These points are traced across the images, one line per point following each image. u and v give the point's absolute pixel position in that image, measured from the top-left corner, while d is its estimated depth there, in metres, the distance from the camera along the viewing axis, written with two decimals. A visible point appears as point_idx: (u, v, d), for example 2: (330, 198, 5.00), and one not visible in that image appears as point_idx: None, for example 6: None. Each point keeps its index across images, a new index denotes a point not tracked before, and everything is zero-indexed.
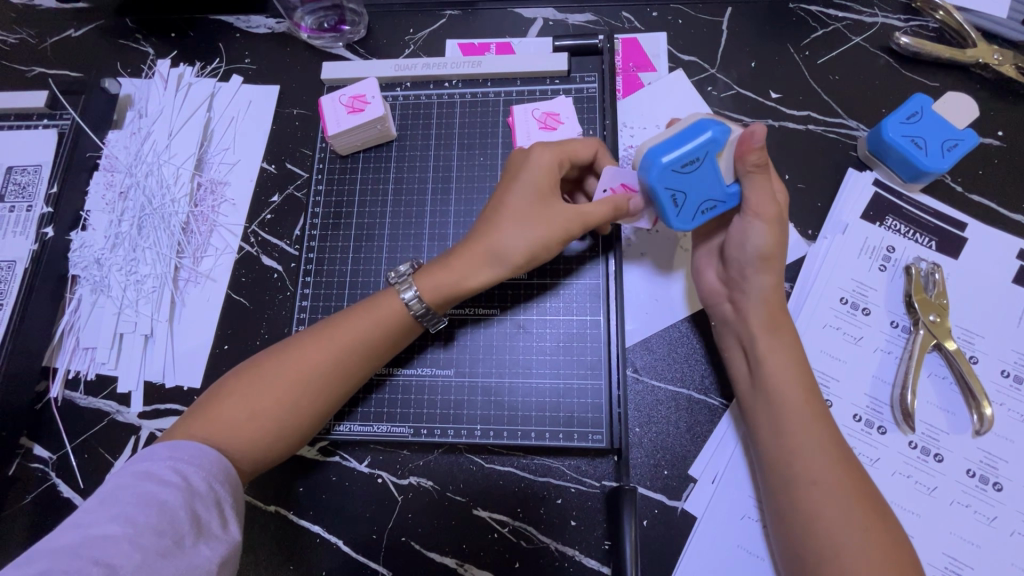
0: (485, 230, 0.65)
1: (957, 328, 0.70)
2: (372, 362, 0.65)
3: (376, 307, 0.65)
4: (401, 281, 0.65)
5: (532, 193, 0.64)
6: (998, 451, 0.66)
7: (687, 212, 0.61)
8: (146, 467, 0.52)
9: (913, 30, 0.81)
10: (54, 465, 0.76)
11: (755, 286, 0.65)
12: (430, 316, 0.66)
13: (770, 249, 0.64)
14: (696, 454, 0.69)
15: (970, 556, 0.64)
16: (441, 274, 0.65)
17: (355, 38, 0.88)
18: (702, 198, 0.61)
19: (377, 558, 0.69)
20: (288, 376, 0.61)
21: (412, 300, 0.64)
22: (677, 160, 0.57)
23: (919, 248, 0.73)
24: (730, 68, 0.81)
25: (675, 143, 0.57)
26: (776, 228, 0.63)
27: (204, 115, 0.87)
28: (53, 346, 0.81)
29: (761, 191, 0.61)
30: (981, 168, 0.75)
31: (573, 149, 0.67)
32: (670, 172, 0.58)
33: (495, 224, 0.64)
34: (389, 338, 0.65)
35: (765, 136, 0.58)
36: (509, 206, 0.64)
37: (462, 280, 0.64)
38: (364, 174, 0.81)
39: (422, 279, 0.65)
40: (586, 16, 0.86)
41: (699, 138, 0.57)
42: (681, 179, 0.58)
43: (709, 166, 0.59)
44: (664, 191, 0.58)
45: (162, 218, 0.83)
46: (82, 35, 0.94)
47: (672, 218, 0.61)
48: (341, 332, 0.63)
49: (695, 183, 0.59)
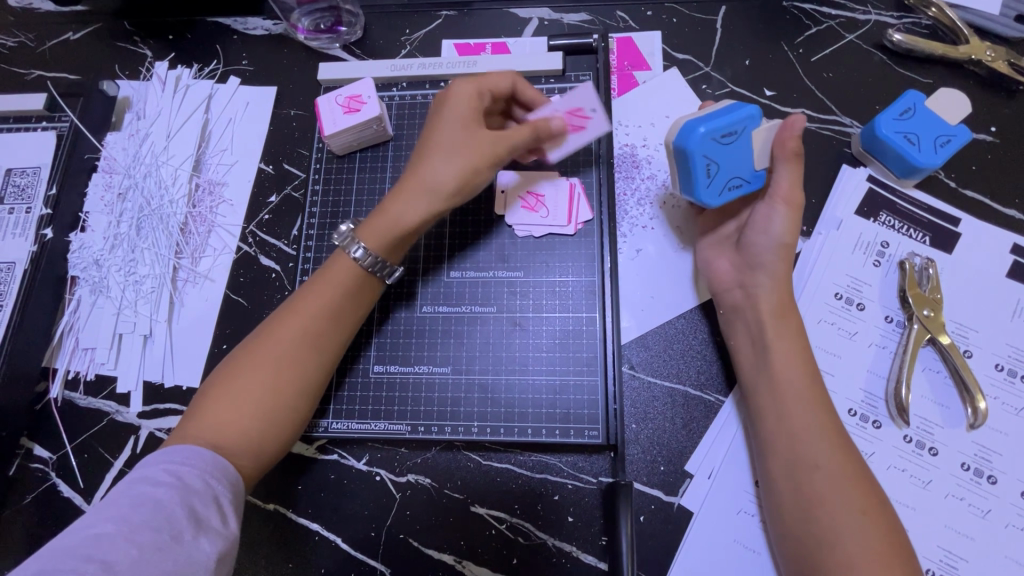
0: (422, 174, 0.65)
1: (951, 323, 0.70)
2: (341, 329, 0.65)
3: (329, 271, 0.66)
4: (346, 240, 0.66)
5: (455, 122, 0.66)
6: (993, 444, 0.67)
7: (716, 184, 0.64)
8: (143, 472, 0.53)
9: (906, 27, 0.81)
10: (54, 465, 0.76)
11: (768, 273, 0.67)
12: (384, 266, 0.67)
13: (788, 238, 0.66)
14: (692, 450, 0.70)
15: (966, 549, 0.64)
16: (385, 221, 0.65)
17: (352, 39, 0.89)
18: (732, 174, 0.64)
19: (376, 555, 0.70)
20: (265, 357, 0.61)
21: (361, 255, 0.65)
22: (716, 129, 0.61)
23: (914, 243, 0.73)
24: (725, 66, 0.82)
25: (714, 116, 0.62)
26: (797, 217, 0.66)
27: (202, 116, 0.88)
28: (53, 348, 0.81)
29: (793, 179, 0.64)
30: (975, 163, 0.75)
31: (492, 81, 0.69)
32: (707, 141, 0.62)
33: (427, 159, 0.65)
34: (348, 299, 0.65)
35: (804, 125, 0.62)
36: (436, 138, 0.66)
37: (407, 226, 0.65)
38: (361, 174, 0.82)
39: (368, 235, 0.65)
40: (581, 15, 0.87)
41: (737, 114, 0.62)
42: (717, 149, 0.62)
43: (745, 143, 0.63)
44: (698, 158, 0.62)
45: (161, 219, 0.84)
46: (81, 38, 0.94)
47: (701, 188, 0.65)
48: (305, 303, 0.64)
49: (729, 157, 0.63)
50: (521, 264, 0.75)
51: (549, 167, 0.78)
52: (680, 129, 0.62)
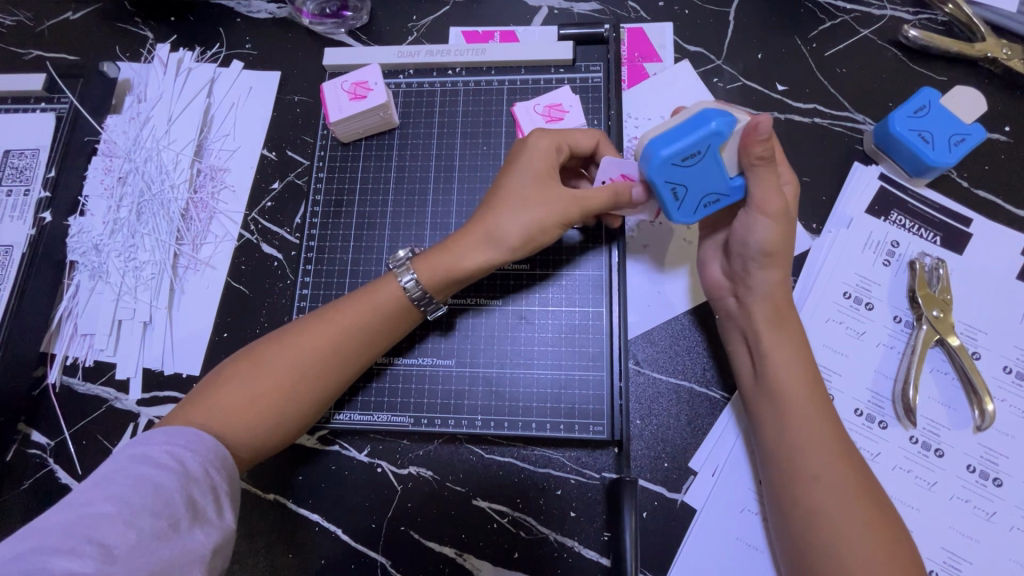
0: (485, 216, 0.64)
1: (960, 324, 0.70)
2: (370, 346, 0.64)
3: (373, 292, 0.65)
4: (400, 266, 0.65)
5: (530, 175, 0.64)
6: (999, 447, 0.66)
7: (688, 205, 0.62)
8: (144, 451, 0.52)
9: (922, 23, 0.80)
10: (52, 451, 0.76)
11: (758, 282, 0.64)
12: (429, 301, 0.65)
13: (774, 246, 0.62)
14: (696, 446, 0.69)
15: (969, 551, 0.64)
16: (439, 254, 0.64)
17: (358, 24, 0.87)
18: (704, 192, 0.60)
19: (376, 547, 0.69)
20: (290, 364, 0.60)
21: (411, 284, 0.64)
22: (675, 153, 0.57)
23: (924, 243, 0.72)
24: (736, 59, 0.81)
25: (673, 136, 0.57)
26: (782, 224, 0.61)
27: (204, 101, 0.87)
28: (51, 333, 0.80)
29: (767, 189, 0.59)
30: (987, 163, 0.74)
31: (576, 138, 0.67)
32: (668, 166, 0.58)
33: (495, 205, 0.64)
34: (385, 322, 0.64)
35: (771, 128, 0.55)
36: (508, 187, 0.64)
37: (461, 265, 0.64)
38: (366, 163, 0.81)
39: (419, 262, 0.65)
40: (592, 5, 0.85)
41: (697, 133, 0.57)
42: (681, 171, 0.58)
43: (712, 160, 0.58)
44: (662, 184, 0.59)
45: (162, 204, 0.83)
46: (81, 18, 0.92)
47: (672, 210, 0.62)
48: (342, 318, 0.63)
49: (695, 177, 0.59)
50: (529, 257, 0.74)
51: None
52: (640, 155, 0.59)
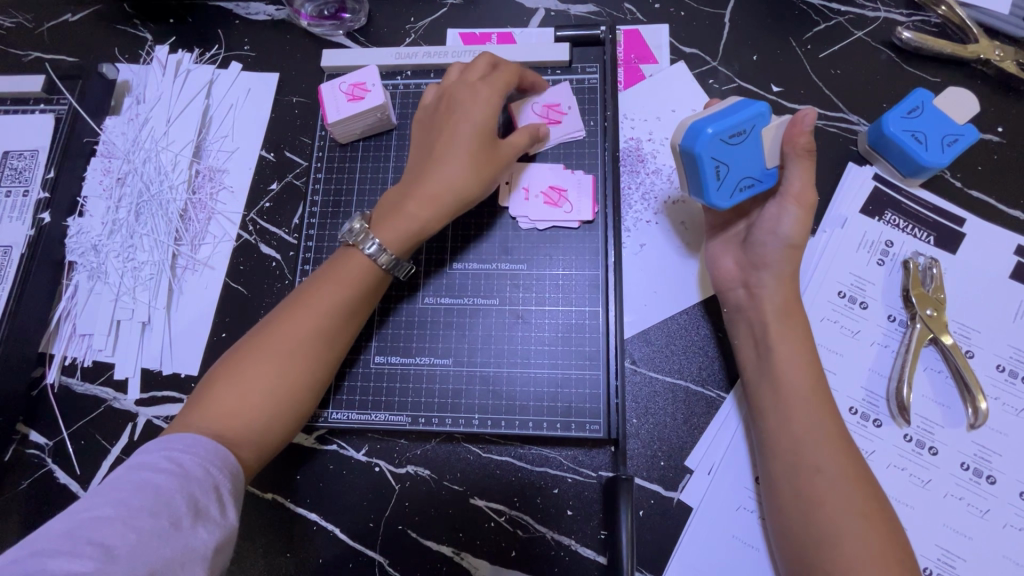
0: (435, 174, 0.66)
1: (954, 323, 0.70)
2: (353, 323, 0.65)
3: (340, 266, 0.65)
4: (358, 236, 0.65)
5: (471, 127, 0.67)
6: (993, 445, 0.67)
7: (728, 187, 0.63)
8: (142, 459, 0.52)
9: (916, 24, 0.80)
10: (51, 451, 0.76)
11: (773, 272, 0.66)
12: (397, 263, 0.66)
13: (798, 237, 0.65)
14: (692, 445, 0.70)
15: (964, 548, 0.64)
16: (402, 223, 0.66)
17: (356, 26, 0.88)
18: (742, 175, 0.63)
19: (374, 546, 0.70)
20: (276, 353, 0.61)
21: (375, 251, 0.65)
22: (725, 129, 0.60)
23: (918, 243, 0.73)
24: (732, 60, 0.81)
25: (721, 116, 0.60)
26: (807, 217, 0.64)
27: (203, 102, 0.87)
28: (50, 334, 0.80)
29: (804, 178, 0.63)
30: (981, 163, 0.75)
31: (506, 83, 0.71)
32: (716, 141, 0.60)
33: (445, 162, 0.66)
34: (363, 297, 0.65)
35: (813, 120, 0.62)
36: (453, 142, 0.67)
37: (425, 231, 0.67)
38: (364, 163, 0.81)
39: (383, 231, 0.66)
40: (588, 7, 0.86)
41: (743, 113, 0.60)
42: (728, 149, 0.61)
43: (754, 142, 0.62)
44: (708, 161, 0.61)
45: (160, 205, 0.83)
46: (80, 20, 0.93)
47: (713, 191, 0.63)
48: (318, 299, 0.63)
49: (738, 157, 0.62)
50: (525, 256, 0.75)
51: (554, 159, 0.77)
52: (686, 131, 0.61)
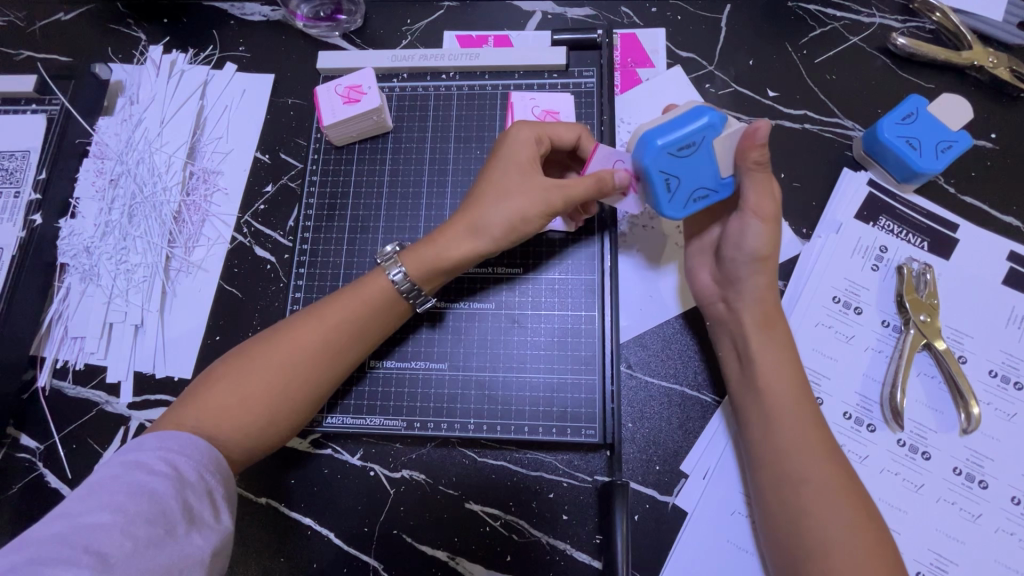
0: (471, 210, 0.65)
1: (947, 328, 0.71)
2: (361, 343, 0.65)
3: (360, 287, 0.66)
4: (388, 260, 0.66)
5: (512, 167, 0.65)
6: (985, 450, 0.67)
7: (679, 198, 0.61)
8: (135, 457, 0.51)
9: (910, 30, 0.81)
10: (42, 455, 0.75)
11: (749, 286, 0.66)
12: (418, 293, 0.66)
13: (765, 250, 0.65)
14: (687, 449, 0.70)
15: (956, 553, 0.65)
16: (427, 250, 0.65)
17: (352, 28, 0.88)
18: (696, 187, 0.61)
19: (369, 550, 0.69)
20: (277, 363, 0.61)
21: (400, 278, 0.65)
22: (671, 142, 0.58)
23: (912, 248, 0.73)
24: (729, 65, 0.81)
25: (669, 126, 0.58)
26: (771, 229, 0.64)
27: (196, 103, 0.86)
28: (41, 336, 0.79)
29: (759, 190, 0.63)
30: (974, 169, 0.75)
31: (557, 131, 0.68)
32: (664, 155, 0.59)
33: (482, 198, 0.65)
34: (375, 318, 0.65)
35: (768, 133, 0.59)
36: (493, 181, 0.65)
37: (447, 254, 0.65)
38: (360, 166, 0.81)
39: (409, 257, 0.66)
40: (585, 10, 0.86)
41: (692, 125, 0.58)
42: (675, 162, 0.59)
43: (707, 154, 0.60)
44: (657, 174, 0.59)
45: (153, 207, 0.82)
46: (72, 19, 0.92)
47: (665, 203, 0.61)
48: (331, 314, 0.64)
49: (690, 169, 0.60)
50: (521, 260, 0.75)
51: None
52: (637, 142, 0.60)
